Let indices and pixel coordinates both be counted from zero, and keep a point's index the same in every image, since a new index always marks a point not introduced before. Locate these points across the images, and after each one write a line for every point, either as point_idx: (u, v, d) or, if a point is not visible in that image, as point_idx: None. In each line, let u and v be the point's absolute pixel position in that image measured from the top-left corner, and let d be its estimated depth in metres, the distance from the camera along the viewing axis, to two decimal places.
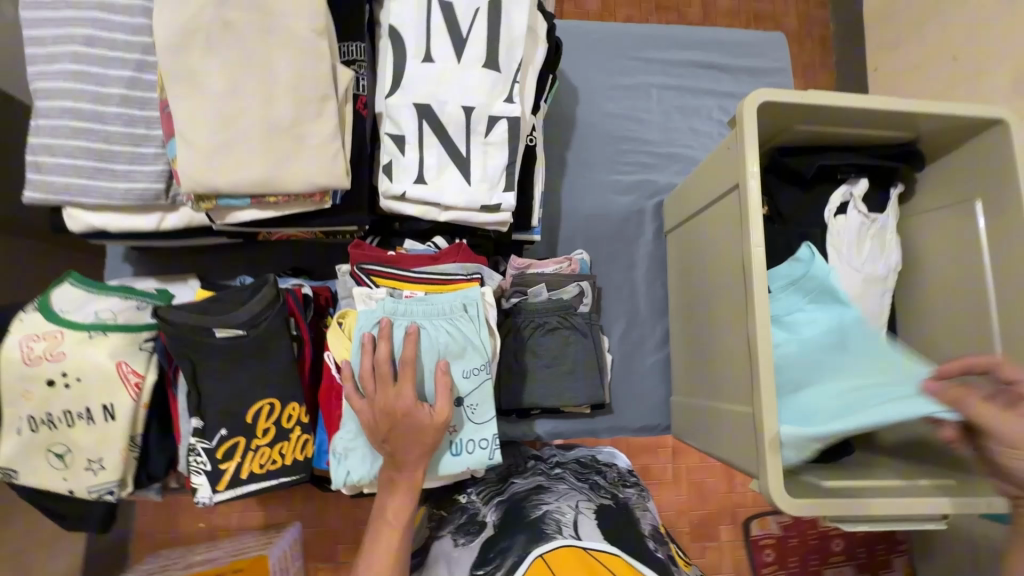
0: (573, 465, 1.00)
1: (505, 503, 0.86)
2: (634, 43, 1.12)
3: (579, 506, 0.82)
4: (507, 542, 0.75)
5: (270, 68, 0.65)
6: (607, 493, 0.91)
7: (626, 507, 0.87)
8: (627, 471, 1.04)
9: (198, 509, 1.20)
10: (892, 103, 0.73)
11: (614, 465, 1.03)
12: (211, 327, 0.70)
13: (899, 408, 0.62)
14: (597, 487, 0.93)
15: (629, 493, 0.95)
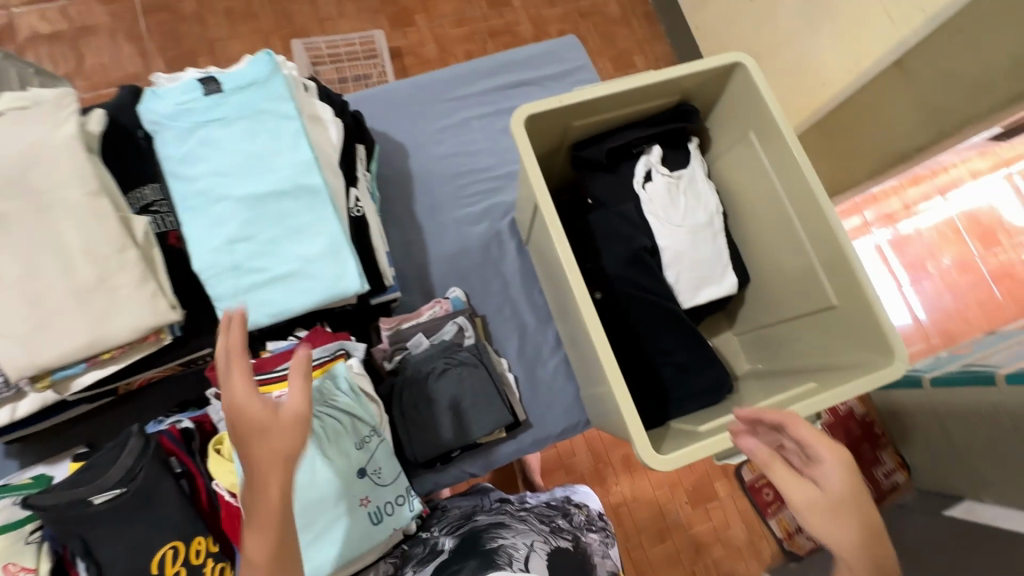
0: (540, 507, 1.01)
1: (464, 533, 0.89)
2: (444, 86, 1.19)
3: (534, 544, 0.84)
4: (458, 571, 0.78)
5: (57, 241, 0.67)
6: (568, 537, 0.93)
7: (584, 552, 0.91)
8: (596, 516, 1.06)
9: None
10: (637, 81, 0.82)
11: (584, 508, 1.06)
12: (86, 497, 0.70)
13: (306, 257, 0.79)
14: (559, 530, 0.94)
15: (592, 537, 0.98)
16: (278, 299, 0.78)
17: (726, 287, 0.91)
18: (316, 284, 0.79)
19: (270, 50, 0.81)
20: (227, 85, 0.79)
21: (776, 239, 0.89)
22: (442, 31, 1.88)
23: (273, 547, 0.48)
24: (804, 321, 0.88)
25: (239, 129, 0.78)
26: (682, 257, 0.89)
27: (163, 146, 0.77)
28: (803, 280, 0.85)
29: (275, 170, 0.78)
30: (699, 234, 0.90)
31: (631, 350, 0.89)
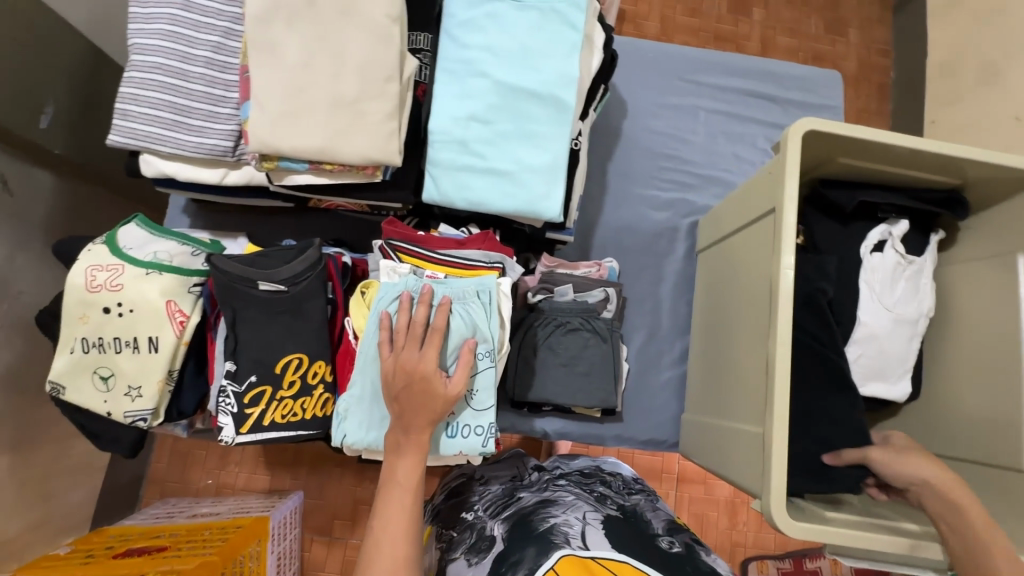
0: (576, 476, 0.98)
1: (513, 518, 0.82)
2: (687, 65, 1.14)
3: (587, 517, 0.78)
4: (519, 561, 0.70)
5: (342, 47, 0.70)
6: (613, 504, 0.87)
7: (633, 516, 0.85)
8: (631, 479, 1.02)
9: (230, 470, 1.54)
10: (935, 145, 0.74)
11: (618, 474, 1.02)
12: (256, 280, 0.75)
13: (525, 166, 0.78)
14: (604, 500, 0.88)
15: (637, 498, 0.94)
16: (482, 190, 0.77)
17: (898, 394, 0.84)
18: (522, 194, 0.78)
19: None
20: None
21: (988, 376, 0.79)
22: (672, 13, 1.81)
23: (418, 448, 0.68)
24: (975, 468, 0.78)
25: (527, 20, 0.77)
26: (874, 341, 0.81)
27: (456, 6, 0.78)
28: (999, 429, 0.76)
29: (540, 73, 0.77)
30: (901, 327, 0.82)
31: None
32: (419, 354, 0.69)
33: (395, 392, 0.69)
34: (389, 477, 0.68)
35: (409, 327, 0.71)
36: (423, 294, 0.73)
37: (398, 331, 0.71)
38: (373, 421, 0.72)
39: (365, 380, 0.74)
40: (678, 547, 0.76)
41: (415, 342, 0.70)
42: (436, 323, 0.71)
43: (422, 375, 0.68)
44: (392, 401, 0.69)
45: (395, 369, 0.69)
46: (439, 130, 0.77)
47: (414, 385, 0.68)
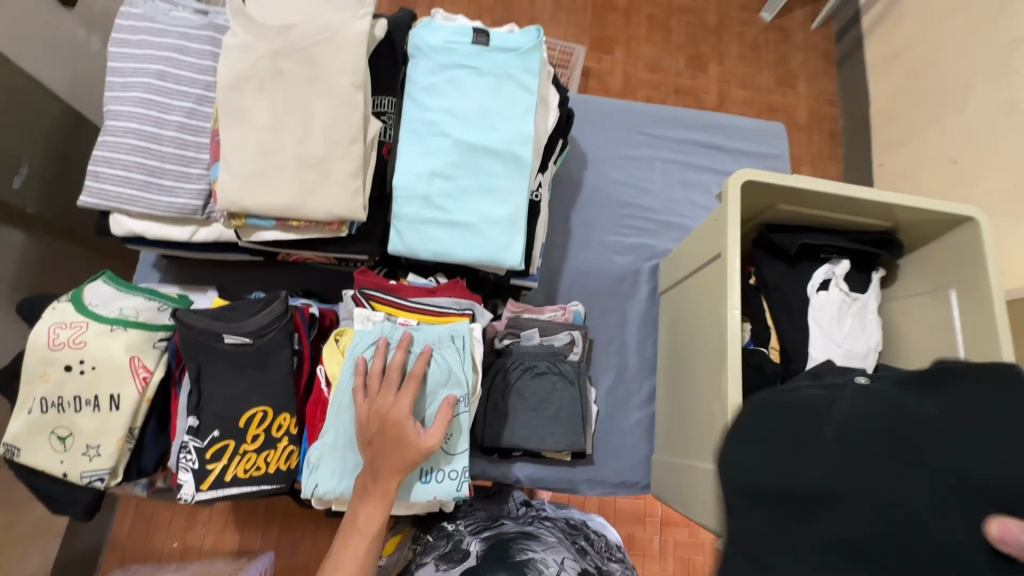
0: (563, 522, 0.98)
1: (493, 539, 0.87)
2: (642, 120, 1.22)
3: (564, 562, 0.82)
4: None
5: (307, 111, 0.74)
6: (592, 561, 0.88)
7: None
8: (615, 546, 1.00)
9: (197, 532, 1.48)
10: (864, 192, 0.80)
11: (603, 535, 1.01)
12: (221, 333, 0.76)
13: (485, 219, 0.82)
14: (582, 549, 0.91)
15: (614, 568, 0.92)
16: (446, 241, 0.81)
17: None
18: (483, 245, 0.81)
19: (541, 28, 0.85)
20: (491, 43, 0.84)
21: None
22: (633, 70, 1.94)
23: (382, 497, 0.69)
24: None
25: (484, 85, 0.83)
26: None
27: (418, 73, 0.84)
28: None
29: (498, 133, 0.83)
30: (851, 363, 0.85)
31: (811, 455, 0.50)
32: (394, 400, 0.70)
33: (369, 437, 0.70)
34: (351, 523, 0.69)
35: (386, 373, 0.72)
36: (401, 340, 0.75)
37: (373, 377, 0.72)
38: (345, 469, 0.73)
39: (339, 428, 0.74)
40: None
41: (390, 388, 0.71)
42: (412, 369, 0.73)
43: (395, 422, 0.69)
44: (366, 445, 0.70)
45: (369, 414, 0.70)
46: (402, 186, 0.81)
47: (387, 432, 0.69)
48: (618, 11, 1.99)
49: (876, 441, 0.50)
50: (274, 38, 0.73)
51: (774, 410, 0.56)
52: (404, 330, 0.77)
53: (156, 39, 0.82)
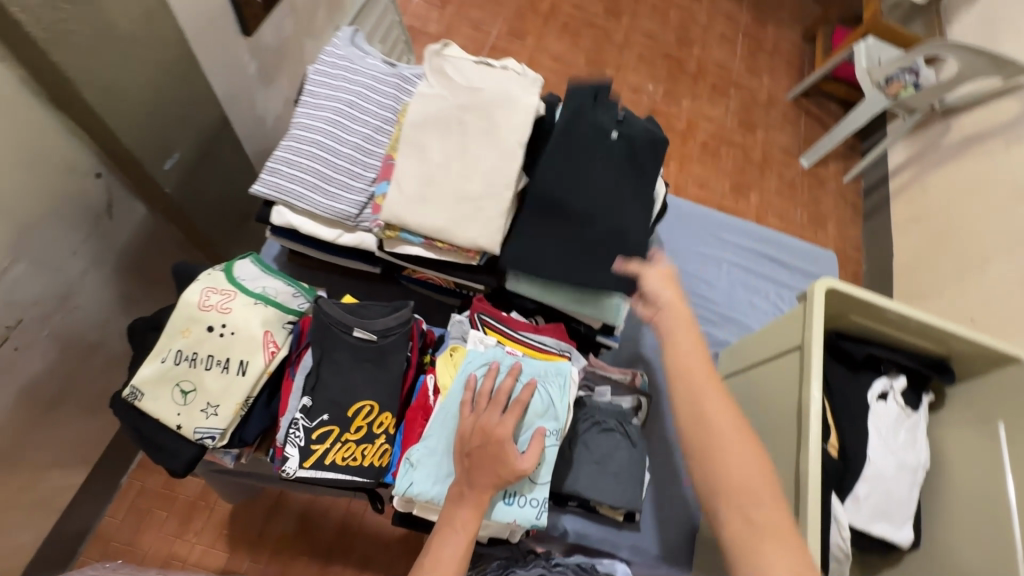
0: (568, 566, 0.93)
1: None
2: (715, 224, 1.37)
3: None
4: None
5: (474, 156, 0.87)
6: None
7: None
8: None
9: (189, 537, 1.42)
10: (929, 318, 0.91)
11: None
12: (351, 326, 0.84)
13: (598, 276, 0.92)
14: None
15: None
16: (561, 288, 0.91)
17: (901, 539, 0.91)
18: (593, 298, 0.91)
19: None
20: (627, 126, 0.95)
21: (985, 538, 0.86)
22: (684, 183, 2.17)
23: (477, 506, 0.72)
24: None
25: (615, 160, 0.93)
26: (881, 482, 0.91)
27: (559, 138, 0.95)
28: None
29: (619, 204, 0.91)
30: (902, 473, 0.93)
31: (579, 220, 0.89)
32: (498, 420, 0.76)
33: (469, 448, 0.75)
34: (444, 527, 0.72)
35: (494, 395, 0.79)
36: (511, 368, 0.82)
37: (482, 395, 0.78)
38: (440, 475, 0.77)
39: (440, 434, 0.79)
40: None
41: (497, 407, 0.77)
42: (518, 397, 0.79)
43: (498, 439, 0.74)
44: (466, 455, 0.75)
45: (474, 427, 0.76)
46: None
47: (489, 447, 0.74)
48: (677, 132, 2.26)
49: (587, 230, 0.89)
50: (461, 96, 0.89)
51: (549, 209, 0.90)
52: (513, 358, 0.85)
53: (352, 77, 0.98)
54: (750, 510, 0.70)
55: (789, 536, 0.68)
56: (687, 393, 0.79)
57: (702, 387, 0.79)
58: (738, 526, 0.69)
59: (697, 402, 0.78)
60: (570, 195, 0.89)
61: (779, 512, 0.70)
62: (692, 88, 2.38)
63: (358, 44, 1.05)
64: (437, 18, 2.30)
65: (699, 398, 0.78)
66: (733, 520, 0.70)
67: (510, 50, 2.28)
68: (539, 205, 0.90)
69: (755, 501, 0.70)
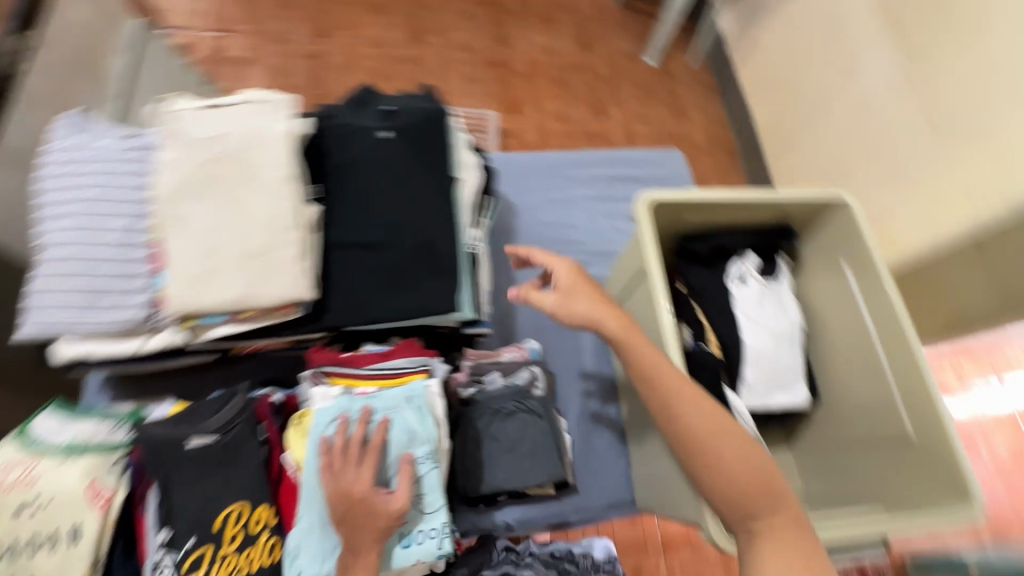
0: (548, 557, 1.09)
1: None
2: (558, 164, 1.34)
3: None
4: None
5: (245, 208, 0.78)
6: None
7: None
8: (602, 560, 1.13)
9: None
10: (749, 194, 0.93)
11: (589, 554, 1.13)
12: (185, 437, 0.76)
13: (430, 279, 0.87)
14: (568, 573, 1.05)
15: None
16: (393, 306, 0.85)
17: (800, 399, 0.95)
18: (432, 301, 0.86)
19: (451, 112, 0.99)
20: (403, 115, 0.90)
21: (860, 370, 0.92)
22: (545, 123, 2.12)
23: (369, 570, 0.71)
24: (879, 449, 0.88)
25: (402, 156, 0.88)
26: (762, 359, 0.95)
27: (336, 150, 0.88)
28: (881, 412, 0.88)
29: (415, 206, 0.87)
30: (780, 341, 0.96)
31: (375, 253, 0.85)
32: (357, 474, 0.74)
33: (339, 515, 0.73)
34: None
35: (347, 450, 0.76)
36: (361, 414, 0.79)
37: (335, 456, 0.75)
38: (325, 551, 0.74)
39: (312, 510, 0.75)
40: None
41: (353, 462, 0.75)
42: (373, 441, 0.77)
43: (360, 496, 0.72)
44: (338, 523, 0.72)
45: (335, 493, 0.73)
46: (344, 264, 0.85)
47: (355, 507, 0.72)
48: (519, 75, 2.20)
49: (391, 259, 0.85)
50: (204, 149, 0.78)
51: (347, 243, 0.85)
52: (361, 401, 0.82)
53: (86, 168, 0.85)
54: (751, 519, 0.68)
55: (789, 532, 0.67)
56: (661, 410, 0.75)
57: (673, 402, 0.74)
58: (744, 533, 0.68)
59: (670, 413, 0.74)
60: (360, 222, 0.85)
61: (778, 511, 0.68)
62: (517, 25, 2.29)
63: (86, 124, 0.91)
64: (234, 44, 2.09)
65: (675, 415, 0.74)
66: (739, 528, 0.69)
67: (323, 49, 2.13)
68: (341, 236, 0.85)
69: (753, 508, 0.68)
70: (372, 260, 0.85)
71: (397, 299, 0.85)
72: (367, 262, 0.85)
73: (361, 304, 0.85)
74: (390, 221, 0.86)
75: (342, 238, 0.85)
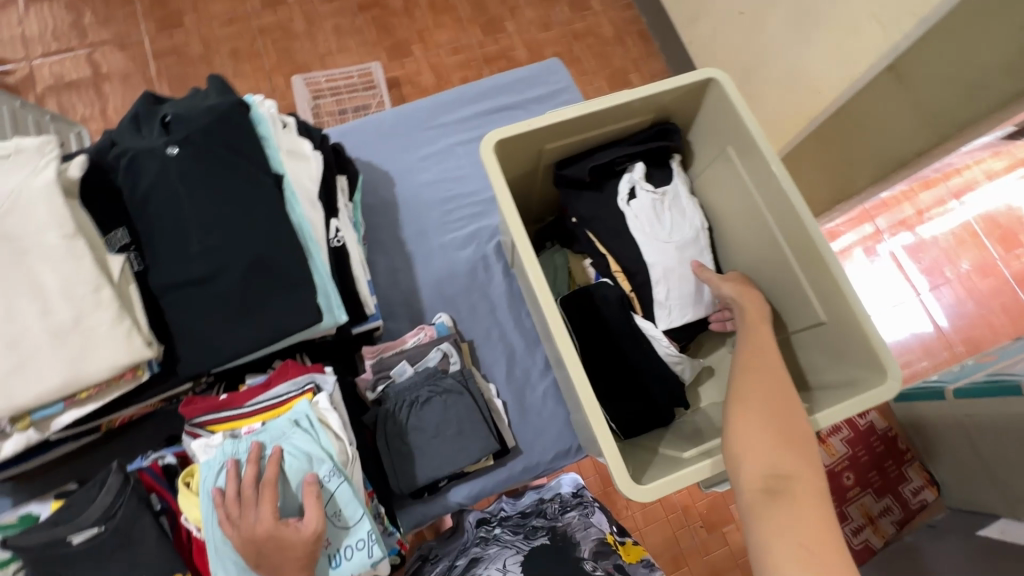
0: (512, 518, 0.99)
1: None
2: (427, 114, 1.22)
3: (506, 563, 0.83)
4: None
5: (36, 282, 0.69)
6: (544, 535, 0.90)
7: (564, 538, 0.88)
8: (570, 494, 1.02)
9: None
10: (610, 99, 0.82)
11: (555, 497, 1.02)
12: (64, 537, 0.70)
13: (281, 297, 0.77)
14: (533, 531, 0.92)
15: (570, 516, 0.96)
16: (245, 336, 0.76)
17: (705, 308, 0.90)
18: (291, 316, 0.77)
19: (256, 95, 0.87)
20: (184, 121, 0.79)
21: (764, 256, 0.85)
22: (438, 59, 1.90)
23: None
24: (799, 334, 0.83)
25: (207, 166, 0.77)
26: (672, 273, 0.89)
27: (130, 181, 0.77)
28: (793, 295, 0.82)
29: (238, 220, 0.77)
30: (686, 249, 0.90)
31: (209, 285, 0.76)
32: (256, 516, 0.67)
33: (254, 560, 0.67)
34: None
35: (242, 493, 0.68)
36: (250, 452, 0.71)
37: (230, 502, 0.68)
38: None
39: (225, 565, 0.69)
40: (601, 571, 0.81)
41: (250, 504, 0.68)
42: (267, 475, 0.69)
43: (266, 536, 0.66)
44: (257, 567, 0.67)
45: (242, 541, 0.67)
46: (179, 307, 0.76)
47: (264, 549, 0.66)
48: (399, 13, 1.92)
49: (228, 286, 0.76)
50: None
51: (176, 283, 0.76)
52: (250, 438, 0.74)
53: None
54: (781, 478, 0.58)
55: (815, 502, 0.56)
56: (744, 369, 0.70)
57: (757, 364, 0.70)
58: (757, 487, 0.58)
59: (749, 369, 0.69)
60: (182, 257, 0.76)
61: (813, 483, 0.57)
62: None
63: None
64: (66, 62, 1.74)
65: (757, 373, 0.68)
66: (755, 484, 0.58)
67: (173, 43, 1.79)
68: (166, 278, 0.76)
69: (783, 464, 0.59)
70: (210, 294, 0.76)
71: (249, 328, 0.76)
72: (207, 298, 0.76)
73: (212, 344, 0.76)
74: (214, 244, 0.76)
75: (168, 279, 0.76)
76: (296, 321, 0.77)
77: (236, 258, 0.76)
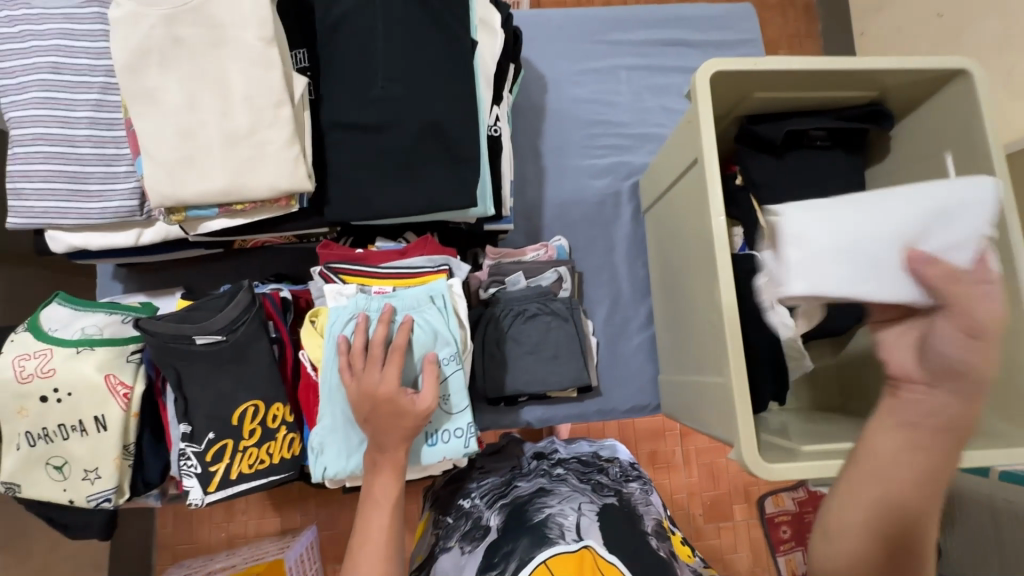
0: (574, 462, 0.97)
1: (509, 507, 0.84)
2: (599, 27, 1.12)
3: (582, 507, 0.79)
4: (510, 552, 0.73)
5: (222, 79, 0.66)
6: (610, 493, 0.88)
7: (629, 505, 0.86)
8: (629, 464, 1.02)
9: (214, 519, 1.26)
10: (848, 61, 0.73)
11: (616, 460, 1.02)
12: (189, 335, 0.72)
13: (442, 171, 0.73)
14: (601, 486, 0.90)
15: (633, 487, 0.94)
16: (398, 199, 0.73)
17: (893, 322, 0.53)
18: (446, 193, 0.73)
19: None
20: None
21: None
22: None
23: (398, 473, 0.70)
24: None
25: (407, 11, 0.73)
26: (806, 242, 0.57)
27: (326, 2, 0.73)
28: None
29: (422, 76, 0.73)
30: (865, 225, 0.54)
31: (378, 135, 0.73)
32: (381, 376, 0.67)
33: (364, 415, 0.68)
34: (368, 496, 0.69)
35: (369, 349, 0.69)
36: (382, 312, 0.71)
37: (356, 354, 0.69)
38: (351, 447, 0.73)
39: (334, 408, 0.72)
40: (666, 552, 0.78)
41: (375, 363, 0.68)
42: (396, 341, 0.69)
43: (386, 398, 0.67)
44: (364, 422, 0.69)
45: (359, 393, 0.68)
46: (342, 150, 0.74)
47: (379, 409, 0.67)
48: None
49: (395, 144, 0.73)
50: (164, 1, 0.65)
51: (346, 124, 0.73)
52: (382, 300, 0.73)
53: (39, 26, 0.71)
54: None
55: None
56: (866, 473, 0.55)
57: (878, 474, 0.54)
58: None
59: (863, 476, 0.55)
60: (357, 100, 0.72)
61: None
62: None
63: None
64: None
65: (861, 488, 0.55)
66: None
67: None
68: (337, 116, 0.73)
69: None
70: (376, 146, 0.73)
71: (403, 193, 0.73)
72: (372, 147, 0.73)
73: (364, 197, 0.73)
74: (393, 95, 0.72)
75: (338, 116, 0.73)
76: (450, 200, 0.73)
77: (411, 116, 0.72)
